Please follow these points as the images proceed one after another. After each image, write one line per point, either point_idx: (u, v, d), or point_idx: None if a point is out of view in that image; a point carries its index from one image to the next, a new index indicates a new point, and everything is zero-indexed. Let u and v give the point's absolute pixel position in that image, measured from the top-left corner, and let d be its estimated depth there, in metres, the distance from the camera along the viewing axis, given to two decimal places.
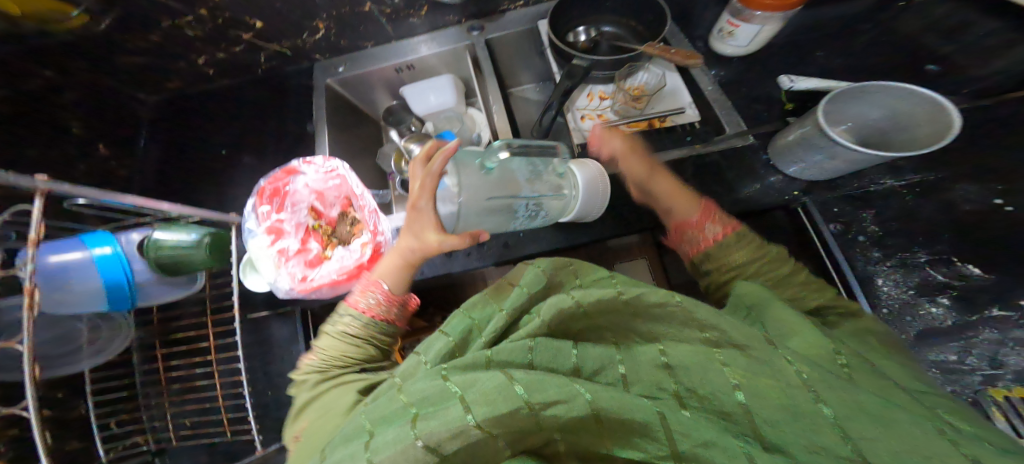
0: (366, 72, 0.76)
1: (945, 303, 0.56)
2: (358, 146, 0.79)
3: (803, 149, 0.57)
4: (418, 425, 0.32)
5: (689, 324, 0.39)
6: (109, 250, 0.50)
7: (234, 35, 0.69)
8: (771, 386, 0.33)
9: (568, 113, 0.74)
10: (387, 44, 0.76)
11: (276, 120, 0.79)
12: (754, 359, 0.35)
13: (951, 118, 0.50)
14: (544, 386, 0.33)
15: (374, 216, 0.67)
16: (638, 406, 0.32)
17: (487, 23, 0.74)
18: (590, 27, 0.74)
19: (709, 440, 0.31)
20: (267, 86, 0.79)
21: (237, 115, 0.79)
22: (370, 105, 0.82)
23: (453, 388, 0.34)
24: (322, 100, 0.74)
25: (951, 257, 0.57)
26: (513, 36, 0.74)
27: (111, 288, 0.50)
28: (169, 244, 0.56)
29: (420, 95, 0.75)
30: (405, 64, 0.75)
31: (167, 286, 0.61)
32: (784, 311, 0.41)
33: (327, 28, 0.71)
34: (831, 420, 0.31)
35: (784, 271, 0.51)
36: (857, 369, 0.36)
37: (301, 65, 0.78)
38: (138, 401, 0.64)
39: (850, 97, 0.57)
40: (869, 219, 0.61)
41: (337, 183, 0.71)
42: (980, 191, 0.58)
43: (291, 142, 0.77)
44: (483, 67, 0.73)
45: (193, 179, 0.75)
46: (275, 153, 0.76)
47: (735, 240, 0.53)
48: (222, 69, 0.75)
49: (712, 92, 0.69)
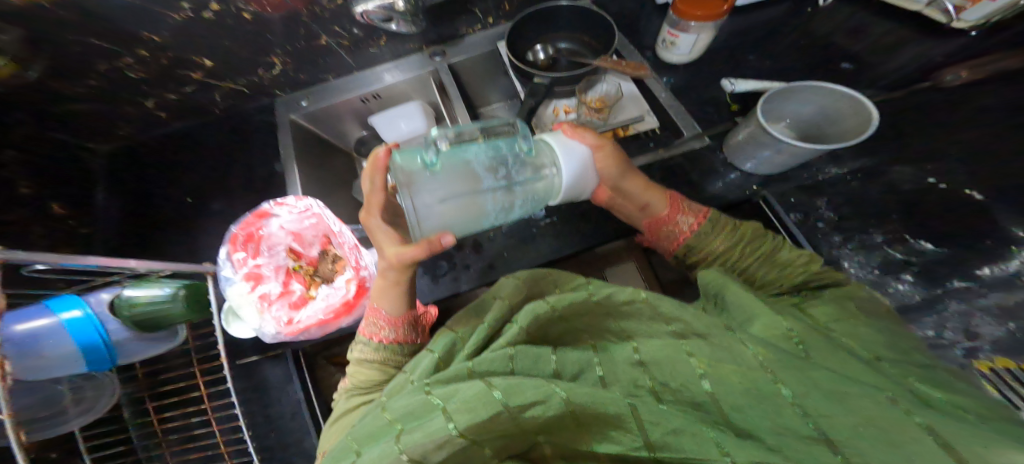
0: (331, 106, 0.74)
1: (909, 280, 0.60)
2: (333, 181, 0.78)
3: (752, 147, 0.61)
4: (402, 439, 0.33)
5: (655, 319, 0.39)
6: (80, 313, 0.49)
7: (182, 76, 0.68)
8: (734, 371, 0.33)
9: (536, 128, 0.76)
10: (349, 74, 0.75)
11: (241, 160, 0.76)
12: (717, 346, 0.35)
13: (869, 109, 0.55)
14: (522, 389, 0.33)
15: (356, 251, 0.67)
16: (609, 400, 0.32)
17: (448, 47, 0.75)
18: (548, 44, 0.77)
19: (678, 428, 0.30)
20: (226, 125, 0.77)
21: (194, 157, 0.76)
22: (340, 137, 0.81)
23: (436, 401, 0.35)
24: (287, 136, 0.72)
25: (905, 234, 0.62)
26: (474, 59, 0.76)
27: (88, 349, 0.50)
28: (144, 301, 0.54)
29: (389, 123, 0.76)
30: (371, 93, 0.75)
31: (146, 342, 0.59)
32: (746, 294, 0.39)
33: (283, 63, 0.71)
34: (790, 400, 0.30)
35: (761, 248, 0.54)
36: (823, 344, 0.35)
37: (261, 101, 0.76)
38: (137, 455, 0.62)
39: (785, 96, 0.61)
40: (823, 206, 0.66)
41: (313, 222, 0.71)
42: (915, 172, 0.64)
43: (261, 184, 0.74)
44: (449, 91, 0.74)
45: (155, 228, 0.72)
46: (246, 196, 0.74)
47: (711, 228, 0.56)
48: (173, 112, 0.73)
49: (666, 99, 0.71)
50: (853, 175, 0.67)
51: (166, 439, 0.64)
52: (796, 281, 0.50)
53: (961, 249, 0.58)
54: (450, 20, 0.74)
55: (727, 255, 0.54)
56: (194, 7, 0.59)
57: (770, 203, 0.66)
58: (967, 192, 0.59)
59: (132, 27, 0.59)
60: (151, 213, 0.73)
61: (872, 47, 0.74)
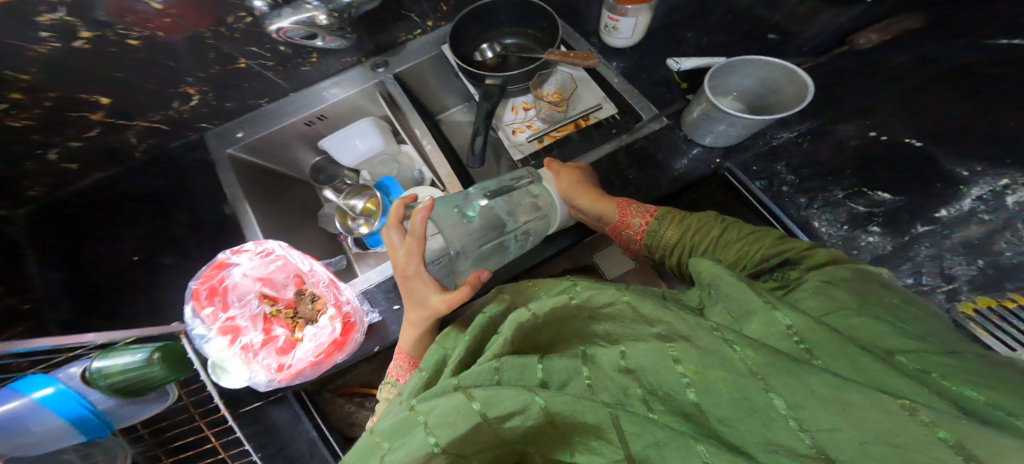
0: (272, 132, 0.71)
1: (876, 231, 0.61)
2: (296, 212, 0.76)
3: (707, 123, 0.60)
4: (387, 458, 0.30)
5: (637, 321, 0.35)
6: (52, 389, 0.45)
7: (78, 118, 0.61)
8: (722, 378, 0.29)
9: (498, 131, 0.74)
10: (285, 97, 0.72)
11: (187, 206, 0.71)
12: (704, 349, 0.30)
13: (802, 78, 0.56)
14: (500, 399, 0.30)
15: (333, 287, 0.62)
16: (588, 409, 0.30)
17: (390, 57, 0.73)
18: (493, 42, 0.76)
19: (660, 440, 0.28)
20: (156, 169, 0.70)
21: (129, 210, 0.70)
22: (295, 165, 0.78)
23: (416, 414, 0.32)
24: (231, 175, 0.69)
25: (862, 188, 0.62)
26: (417, 66, 0.73)
27: (77, 421, 0.47)
28: (119, 368, 0.49)
29: (342, 143, 0.72)
30: (315, 115, 0.72)
31: (139, 404, 0.55)
32: (734, 283, 0.34)
33: (201, 92, 0.65)
34: (785, 413, 0.27)
35: (716, 236, 0.51)
36: (823, 329, 0.30)
37: (187, 136, 0.71)
38: None
39: (724, 72, 0.61)
40: (783, 170, 0.67)
41: (279, 264, 0.66)
42: (858, 129, 0.64)
43: (214, 228, 0.70)
44: (399, 103, 0.72)
45: (100, 291, 0.66)
46: (201, 245, 0.70)
47: (657, 226, 0.55)
48: (87, 161, 0.66)
49: (620, 84, 0.71)
50: (801, 138, 0.68)
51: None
52: (756, 261, 0.47)
53: (918, 196, 0.58)
54: (386, 27, 0.70)
55: (682, 246, 0.53)
56: (61, 36, 0.52)
57: (736, 175, 0.66)
58: (908, 141, 0.60)
59: None
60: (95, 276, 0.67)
61: (792, 15, 0.75)
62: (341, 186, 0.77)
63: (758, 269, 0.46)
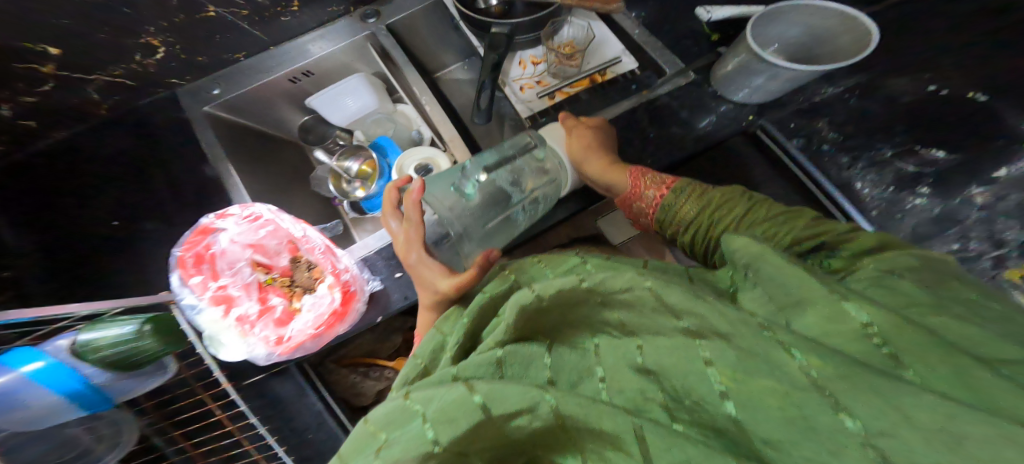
0: (251, 90, 0.66)
1: (925, 193, 0.56)
2: (285, 178, 0.71)
3: (744, 76, 0.56)
4: (383, 452, 0.29)
5: (659, 310, 0.31)
6: (43, 363, 0.44)
7: (30, 72, 0.55)
8: (766, 387, 0.25)
9: (505, 88, 0.68)
10: (264, 52, 0.66)
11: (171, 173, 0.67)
12: (745, 351, 0.26)
13: (867, 25, 0.50)
14: (506, 396, 0.29)
15: (331, 254, 0.60)
16: (605, 415, 0.27)
17: (381, 7, 0.66)
18: None
19: (689, 459, 0.24)
20: (127, 129, 0.66)
21: (110, 176, 0.67)
22: (280, 126, 0.73)
23: (414, 406, 0.30)
24: (208, 133, 0.64)
25: (915, 145, 0.57)
26: (414, 15, 0.67)
27: (73, 396, 0.47)
28: (105, 343, 0.46)
29: (333, 102, 0.67)
30: (300, 70, 0.66)
31: (135, 379, 0.54)
32: (791, 264, 0.29)
33: (167, 44, 0.59)
34: (858, 439, 0.21)
35: (739, 211, 0.46)
36: (892, 323, 0.25)
37: (156, 93, 0.66)
38: None
39: (768, 20, 0.55)
40: (826, 128, 0.62)
41: (269, 229, 0.64)
42: (912, 83, 0.60)
43: (197, 194, 0.67)
44: (393, 56, 0.66)
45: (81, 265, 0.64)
46: (184, 210, 0.67)
47: (674, 197, 0.51)
48: (46, 119, 0.61)
49: (640, 36, 0.66)
50: (849, 92, 0.63)
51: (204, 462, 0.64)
52: (786, 240, 0.41)
53: (976, 154, 0.54)
54: None
55: (699, 221, 0.48)
56: None
57: (768, 133, 0.62)
58: (974, 95, 0.55)
59: None
60: (81, 242, 0.65)
61: None
62: (333, 147, 0.74)
63: (789, 249, 0.41)
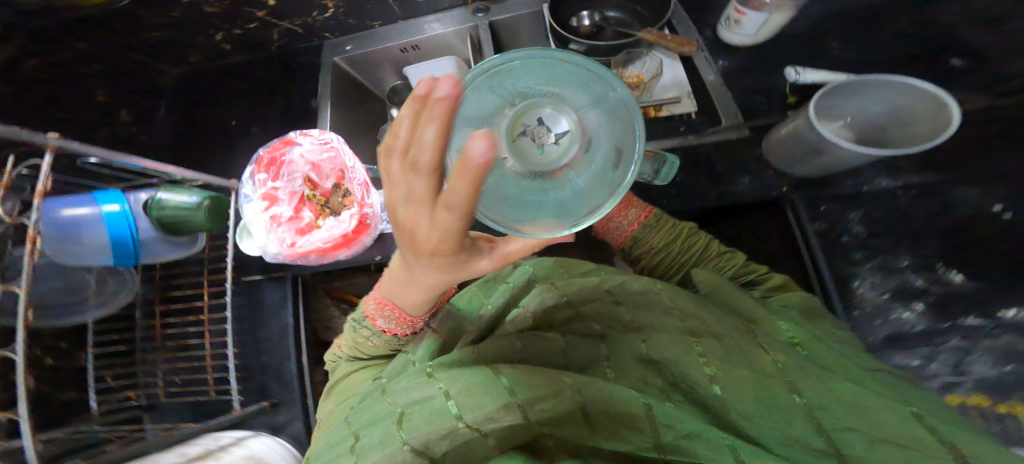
0: (370, 52, 0.75)
1: (918, 309, 0.64)
2: (363, 126, 0.79)
3: (796, 142, 0.59)
4: (403, 426, 0.32)
5: (668, 313, 0.41)
6: (118, 208, 0.50)
7: (248, 13, 0.70)
8: (745, 377, 0.34)
9: None
10: (393, 24, 0.75)
11: (285, 95, 0.80)
12: (730, 349, 0.36)
13: (951, 114, 0.51)
14: (531, 381, 0.34)
15: (365, 189, 0.65)
16: (624, 399, 0.32)
17: (492, 4, 0.72)
18: (595, 11, 0.73)
19: (693, 432, 0.30)
20: (276, 63, 0.80)
21: (250, 87, 0.80)
22: (376, 83, 0.81)
23: (435, 383, 0.34)
24: (328, 77, 0.74)
25: (935, 263, 0.64)
26: (519, 16, 0.72)
27: (117, 244, 0.50)
28: (172, 205, 0.55)
29: (423, 76, 0.74)
30: (410, 43, 0.74)
31: (168, 245, 0.61)
32: (743, 296, 0.44)
33: (336, 7, 0.72)
34: (804, 409, 0.31)
35: (702, 248, 0.57)
36: (806, 338, 0.39)
37: (311, 42, 0.79)
38: (135, 356, 0.67)
39: (854, 90, 0.57)
40: (855, 220, 0.67)
41: (332, 156, 0.69)
42: (979, 197, 0.64)
43: (296, 116, 0.79)
44: (485, 49, 0.72)
45: (198, 145, 0.78)
46: (280, 124, 0.79)
47: (651, 225, 0.58)
48: (239, 46, 0.77)
49: (713, 83, 0.66)
50: (906, 190, 0.67)
51: (161, 343, 0.68)
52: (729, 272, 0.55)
53: (985, 285, 0.63)
54: None
55: (668, 249, 0.57)
56: None
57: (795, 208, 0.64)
58: (1002, 212, 0.63)
59: None
60: (201, 131, 0.79)
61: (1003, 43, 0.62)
62: None
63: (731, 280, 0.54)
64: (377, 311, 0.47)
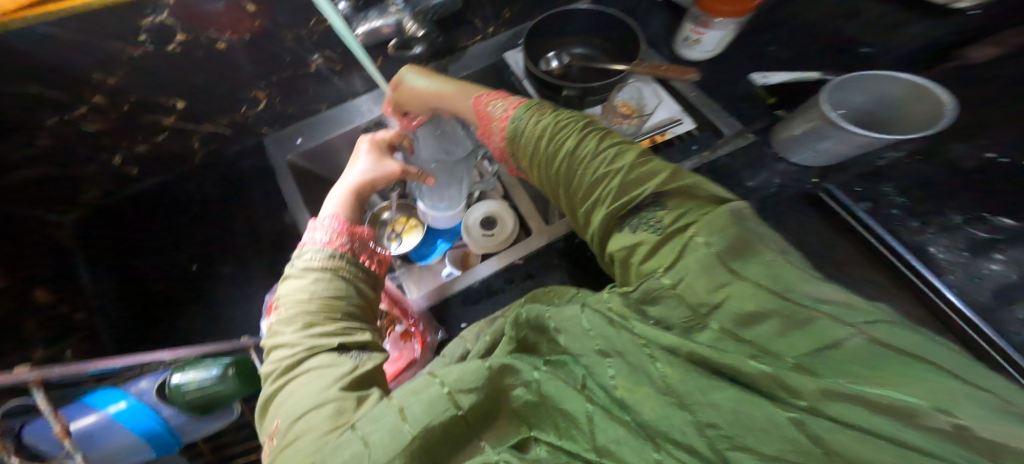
0: (326, 139, 0.87)
1: (1000, 258, 0.74)
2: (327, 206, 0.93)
3: (813, 138, 0.68)
4: (406, 413, 0.40)
5: (585, 335, 0.43)
6: (124, 403, 0.58)
7: (152, 121, 0.80)
8: (646, 392, 0.37)
9: None
10: (323, 114, 0.89)
11: (243, 204, 0.93)
12: (634, 367, 0.39)
13: (936, 93, 0.63)
14: (518, 369, 0.44)
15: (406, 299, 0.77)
16: (570, 399, 0.40)
17: (451, 62, 0.86)
18: (560, 51, 0.84)
19: (619, 439, 0.37)
20: (216, 172, 0.92)
21: (196, 204, 0.92)
22: (333, 169, 0.94)
23: (435, 377, 0.44)
24: (286, 175, 0.83)
25: (986, 214, 0.76)
26: (479, 69, 0.87)
27: (149, 435, 0.60)
28: (195, 385, 0.60)
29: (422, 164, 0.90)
30: (371, 121, 0.90)
31: (205, 421, 0.67)
32: (675, 288, 0.40)
33: (269, 96, 0.87)
34: (674, 400, 0.36)
35: (600, 164, 0.49)
36: (721, 314, 0.37)
37: (245, 142, 0.92)
38: None
39: (851, 86, 0.70)
40: (891, 192, 0.82)
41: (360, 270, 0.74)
42: (971, 149, 0.78)
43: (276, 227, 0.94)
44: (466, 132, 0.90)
45: (179, 280, 0.89)
46: (264, 242, 0.93)
47: (524, 111, 0.58)
48: (161, 162, 0.87)
49: (695, 98, 0.78)
50: (914, 157, 0.81)
51: None
52: (607, 168, 0.48)
53: None
54: (452, 33, 0.86)
55: (547, 131, 0.54)
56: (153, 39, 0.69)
57: (838, 197, 0.80)
58: (993, 157, 0.76)
59: (77, 69, 0.67)
60: (166, 274, 0.89)
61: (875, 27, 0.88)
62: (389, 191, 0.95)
63: (626, 234, 0.46)
64: (315, 230, 0.64)
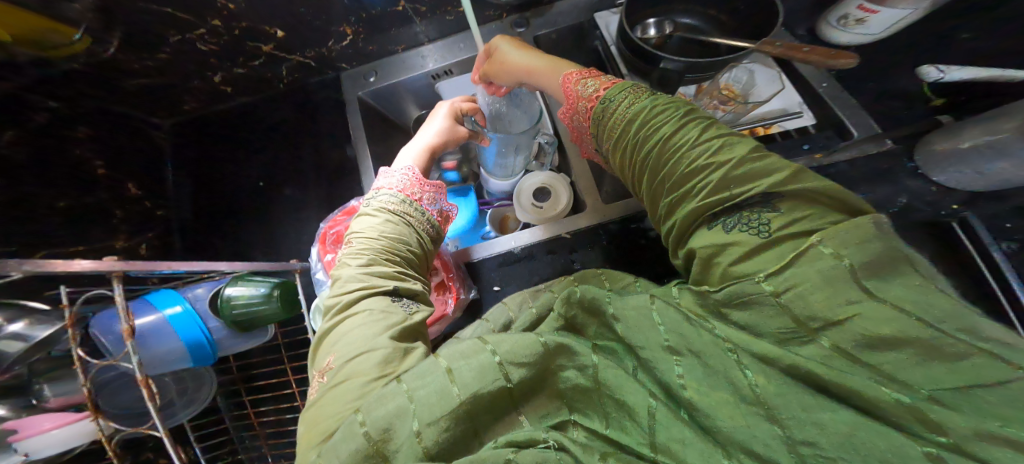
0: (398, 82, 0.90)
1: None
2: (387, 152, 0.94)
3: (986, 156, 0.61)
4: (453, 376, 0.39)
5: (652, 325, 0.40)
6: (180, 308, 0.56)
7: (253, 48, 0.83)
8: (722, 397, 0.36)
9: None
10: (395, 56, 0.91)
11: (312, 139, 0.98)
12: (711, 369, 0.37)
13: None
14: (570, 348, 0.42)
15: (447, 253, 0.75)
16: (630, 391, 0.39)
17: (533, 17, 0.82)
18: (663, 19, 0.77)
19: (686, 439, 0.35)
20: (293, 97, 0.97)
21: (275, 126, 0.98)
22: (399, 114, 0.98)
23: (484, 344, 0.42)
24: (356, 111, 0.90)
25: None
26: (564, 27, 0.83)
27: (193, 346, 0.57)
28: (242, 301, 0.62)
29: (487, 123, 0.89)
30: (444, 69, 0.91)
31: (243, 337, 0.69)
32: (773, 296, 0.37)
33: (355, 33, 0.84)
34: (759, 411, 0.34)
35: (702, 151, 0.46)
36: (841, 333, 0.34)
37: (325, 75, 0.95)
38: (234, 445, 0.77)
39: None
40: None
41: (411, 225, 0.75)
42: None
43: (334, 165, 0.97)
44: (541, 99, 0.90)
45: (245, 199, 0.94)
46: (320, 177, 0.96)
47: (617, 92, 0.55)
48: (246, 85, 0.92)
49: (826, 89, 0.79)
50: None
51: (259, 430, 0.79)
52: (703, 162, 0.45)
53: None
54: None
55: (637, 114, 0.51)
56: None
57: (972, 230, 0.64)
58: None
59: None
60: (234, 192, 0.94)
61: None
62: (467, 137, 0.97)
63: (718, 231, 0.43)
64: (389, 177, 0.65)
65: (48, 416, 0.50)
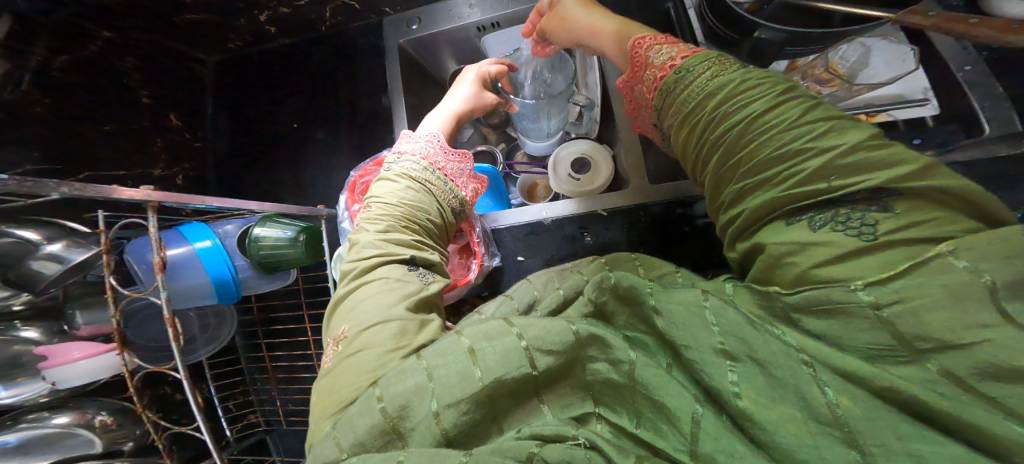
0: (438, 32, 0.84)
1: None
2: (424, 108, 0.89)
3: None
4: (477, 358, 0.35)
5: (705, 326, 0.33)
6: (210, 243, 0.54)
7: None
8: (786, 413, 0.29)
9: None
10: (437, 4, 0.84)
11: (348, 87, 0.93)
12: (775, 381, 0.30)
13: None
14: (604, 337, 0.36)
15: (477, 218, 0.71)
16: (672, 394, 0.33)
17: None
18: None
19: (734, 451, 0.29)
20: (333, 41, 0.93)
21: (312, 70, 0.94)
22: (438, 67, 0.92)
23: (510, 327, 0.37)
24: (396, 60, 0.84)
25: None
26: None
27: (218, 283, 0.55)
28: (270, 243, 0.60)
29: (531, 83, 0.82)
30: (490, 22, 0.83)
31: (266, 280, 0.67)
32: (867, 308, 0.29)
33: None
34: (836, 433, 0.27)
35: (786, 140, 0.39)
36: (957, 358, 0.26)
37: (367, 20, 0.90)
38: (248, 386, 0.77)
39: None
40: None
41: None
42: None
43: (367, 116, 0.92)
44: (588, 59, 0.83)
45: (276, 143, 0.93)
46: (353, 127, 0.92)
47: (695, 62, 0.48)
48: (287, 25, 0.88)
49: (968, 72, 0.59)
50: None
51: (272, 375, 0.79)
52: (787, 151, 0.39)
53: None
54: None
55: (720, 86, 0.45)
56: None
57: None
58: None
59: None
60: (266, 134, 0.93)
61: None
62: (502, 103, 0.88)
63: (802, 228, 0.36)
64: (414, 139, 0.61)
65: (76, 345, 0.49)
